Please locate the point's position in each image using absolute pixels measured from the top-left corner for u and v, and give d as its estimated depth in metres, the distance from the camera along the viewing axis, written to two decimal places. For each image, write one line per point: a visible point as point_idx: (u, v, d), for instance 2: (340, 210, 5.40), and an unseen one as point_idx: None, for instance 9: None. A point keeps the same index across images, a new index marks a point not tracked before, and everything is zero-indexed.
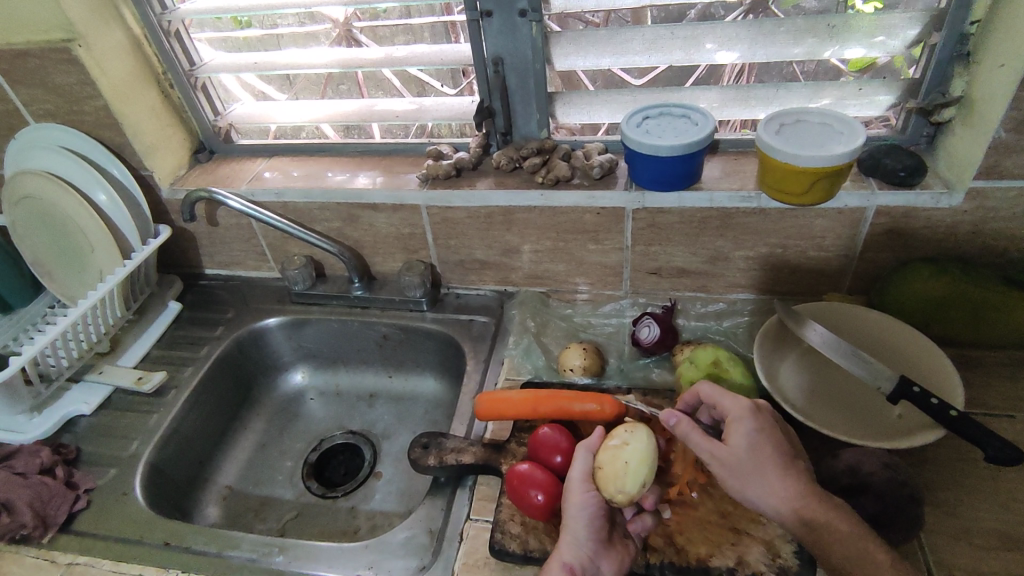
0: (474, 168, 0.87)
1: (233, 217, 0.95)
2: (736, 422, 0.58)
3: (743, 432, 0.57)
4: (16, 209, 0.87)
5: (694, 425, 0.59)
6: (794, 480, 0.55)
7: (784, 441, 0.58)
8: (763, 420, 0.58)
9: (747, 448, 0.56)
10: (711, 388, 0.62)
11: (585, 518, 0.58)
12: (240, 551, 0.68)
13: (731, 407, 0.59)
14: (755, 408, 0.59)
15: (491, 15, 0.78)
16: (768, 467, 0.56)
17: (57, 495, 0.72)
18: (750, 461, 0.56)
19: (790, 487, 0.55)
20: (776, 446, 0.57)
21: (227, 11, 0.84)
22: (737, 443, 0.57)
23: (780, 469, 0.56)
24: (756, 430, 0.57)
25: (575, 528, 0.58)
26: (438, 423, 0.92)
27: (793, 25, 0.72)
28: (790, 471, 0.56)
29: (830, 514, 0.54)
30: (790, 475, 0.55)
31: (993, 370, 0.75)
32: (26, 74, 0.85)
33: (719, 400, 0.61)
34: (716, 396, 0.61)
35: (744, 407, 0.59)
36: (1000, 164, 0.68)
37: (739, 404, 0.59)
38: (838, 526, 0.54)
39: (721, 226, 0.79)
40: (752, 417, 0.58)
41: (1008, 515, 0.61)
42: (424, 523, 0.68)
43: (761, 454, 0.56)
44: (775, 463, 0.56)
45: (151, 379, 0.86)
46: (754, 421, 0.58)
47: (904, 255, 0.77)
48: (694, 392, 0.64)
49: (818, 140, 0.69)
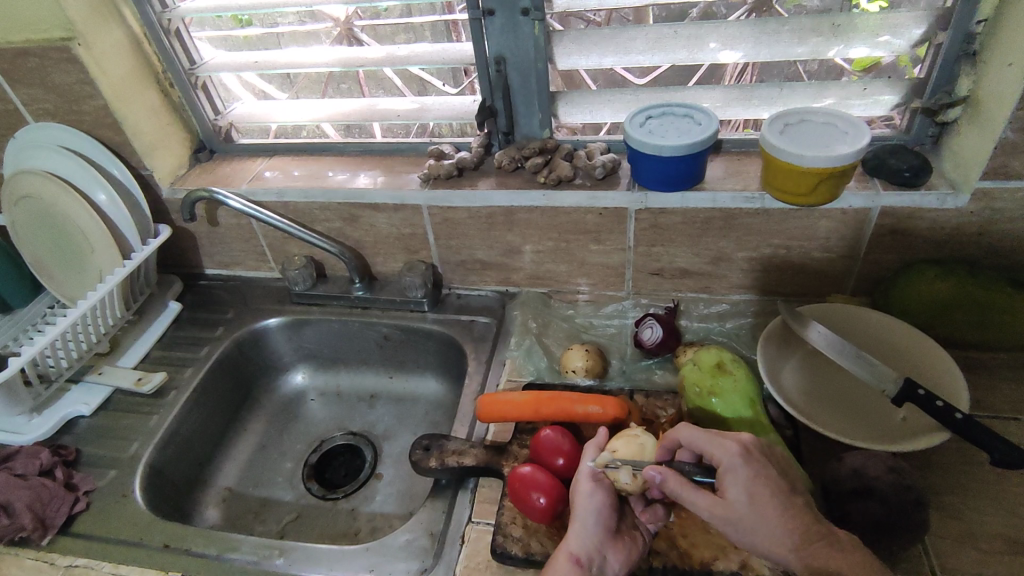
0: (475, 168, 0.87)
1: (233, 217, 0.95)
2: (730, 473, 0.55)
3: (738, 483, 0.55)
4: (16, 209, 0.87)
5: (683, 480, 0.56)
6: (796, 525, 0.54)
7: (780, 481, 0.56)
8: (755, 464, 0.56)
9: (745, 501, 0.54)
10: (695, 434, 0.59)
11: (594, 506, 0.58)
12: (240, 554, 0.67)
13: (720, 455, 0.56)
14: (745, 453, 0.56)
15: (493, 14, 0.78)
16: (768, 518, 0.54)
17: (56, 497, 0.72)
18: (751, 514, 0.54)
19: (793, 536, 0.53)
20: (773, 489, 0.55)
21: (227, 10, 0.84)
22: (736, 498, 0.54)
23: (780, 514, 0.54)
24: (750, 480, 0.55)
25: (583, 517, 0.57)
26: (439, 425, 0.92)
27: (798, 24, 0.71)
28: (792, 518, 0.54)
29: (836, 557, 0.53)
30: (791, 521, 0.54)
31: (998, 372, 0.74)
32: (25, 73, 0.84)
33: (705, 448, 0.58)
34: (700, 443, 0.58)
35: (734, 455, 0.56)
36: (1006, 165, 0.67)
37: (728, 452, 0.56)
38: (846, 571, 0.52)
39: (724, 226, 0.79)
40: (743, 465, 0.55)
41: (1013, 519, 0.61)
42: (425, 526, 0.67)
43: (761, 504, 0.54)
44: (776, 511, 0.54)
45: (150, 379, 0.85)
46: (747, 470, 0.55)
47: (908, 256, 0.77)
48: (671, 438, 0.61)
49: (823, 140, 0.68)
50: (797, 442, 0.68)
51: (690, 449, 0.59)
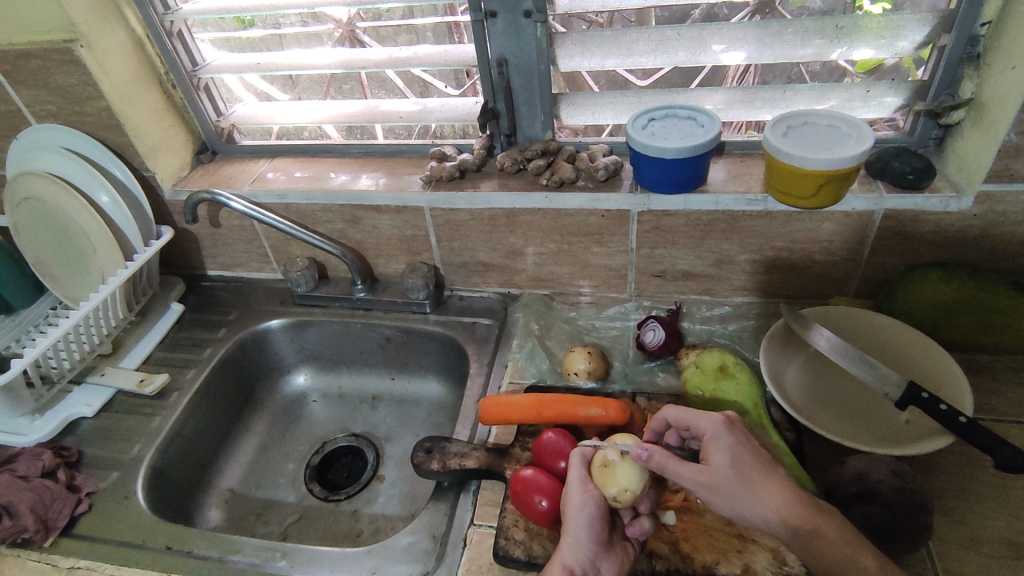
0: (477, 170, 0.87)
1: (235, 218, 0.95)
2: (715, 441, 0.57)
3: (723, 449, 0.57)
4: (18, 212, 0.87)
5: (667, 453, 0.57)
6: (781, 490, 0.55)
7: (762, 453, 0.58)
8: (737, 433, 0.58)
9: (729, 465, 0.56)
10: (680, 411, 0.61)
11: (586, 521, 0.57)
12: (242, 556, 0.67)
13: (704, 426, 0.59)
14: (726, 422, 0.59)
15: (495, 16, 0.77)
16: (753, 484, 0.55)
17: (59, 499, 0.72)
18: (735, 479, 0.55)
19: (779, 500, 0.54)
20: (755, 456, 0.57)
21: (230, 12, 0.84)
22: (720, 462, 0.56)
23: (763, 479, 0.55)
24: (734, 446, 0.57)
25: (576, 530, 0.57)
26: (441, 426, 0.92)
27: (801, 26, 0.71)
28: (777, 483, 0.55)
29: (818, 519, 0.54)
30: (775, 484, 0.55)
31: (1002, 375, 0.74)
32: (28, 75, 0.84)
33: (691, 421, 0.60)
34: (685, 418, 0.61)
35: (717, 423, 0.58)
36: (1010, 167, 0.67)
37: (711, 421, 0.59)
38: (825, 531, 0.53)
39: (726, 229, 0.78)
40: (727, 432, 0.58)
41: (1017, 523, 0.61)
42: (426, 528, 0.67)
43: (745, 471, 0.56)
44: (759, 475, 0.56)
45: (152, 381, 0.86)
46: (730, 436, 0.57)
47: (912, 259, 0.77)
48: (660, 418, 0.63)
49: (826, 143, 0.68)
50: (799, 445, 0.68)
51: (678, 425, 0.61)
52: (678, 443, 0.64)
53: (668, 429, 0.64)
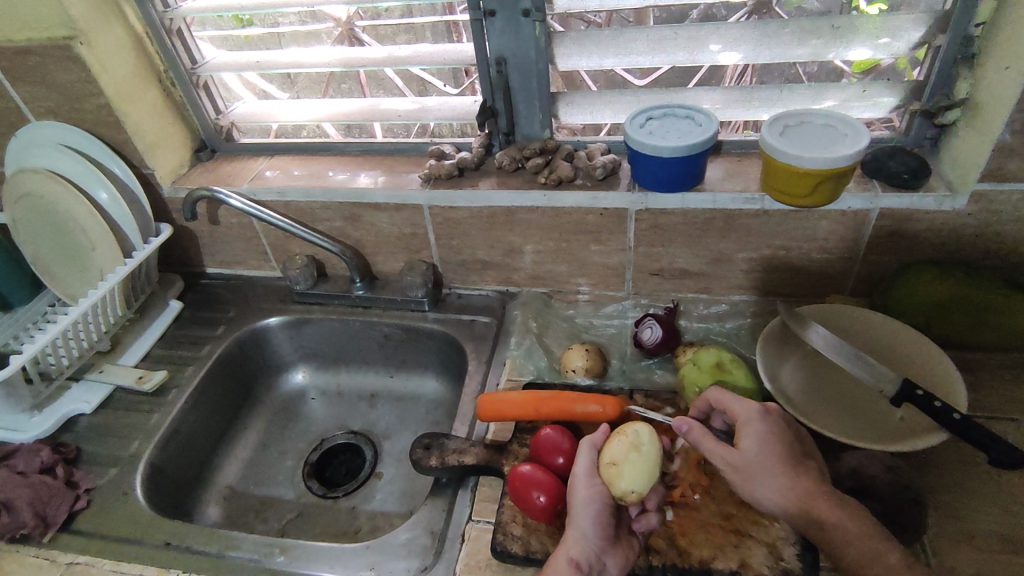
0: (476, 168, 0.87)
1: (234, 216, 0.95)
2: (747, 426, 0.60)
3: (753, 435, 0.59)
4: (18, 208, 0.87)
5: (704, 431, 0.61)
6: (802, 482, 0.56)
7: (795, 444, 0.59)
8: (773, 421, 0.60)
9: (756, 450, 0.58)
10: (721, 393, 0.63)
11: (592, 516, 0.58)
12: (241, 551, 0.68)
13: (741, 412, 0.61)
14: (764, 410, 0.60)
15: (494, 15, 0.78)
16: (777, 472, 0.57)
17: (57, 495, 0.72)
18: (760, 463, 0.58)
19: (799, 488, 0.56)
20: (786, 445, 0.59)
21: (229, 10, 0.84)
22: (749, 448, 0.58)
23: (788, 467, 0.57)
24: (766, 432, 0.59)
25: (581, 524, 0.58)
26: (440, 423, 0.92)
27: (797, 27, 0.72)
28: (800, 473, 0.57)
29: (838, 515, 0.54)
30: (797, 475, 0.57)
31: (996, 373, 0.74)
32: (28, 72, 0.84)
33: (729, 405, 0.62)
34: (724, 401, 0.62)
35: (754, 411, 0.60)
36: (1004, 167, 0.67)
37: (749, 408, 0.61)
38: (846, 526, 0.53)
39: (723, 227, 0.79)
40: (761, 419, 0.59)
41: (1011, 519, 0.61)
42: (425, 524, 0.68)
43: (772, 458, 0.58)
44: (785, 462, 0.58)
45: (151, 377, 0.86)
46: (764, 423, 0.59)
47: (907, 257, 0.77)
48: (702, 399, 0.65)
49: (822, 141, 0.69)
50: None
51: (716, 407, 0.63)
52: (724, 427, 0.66)
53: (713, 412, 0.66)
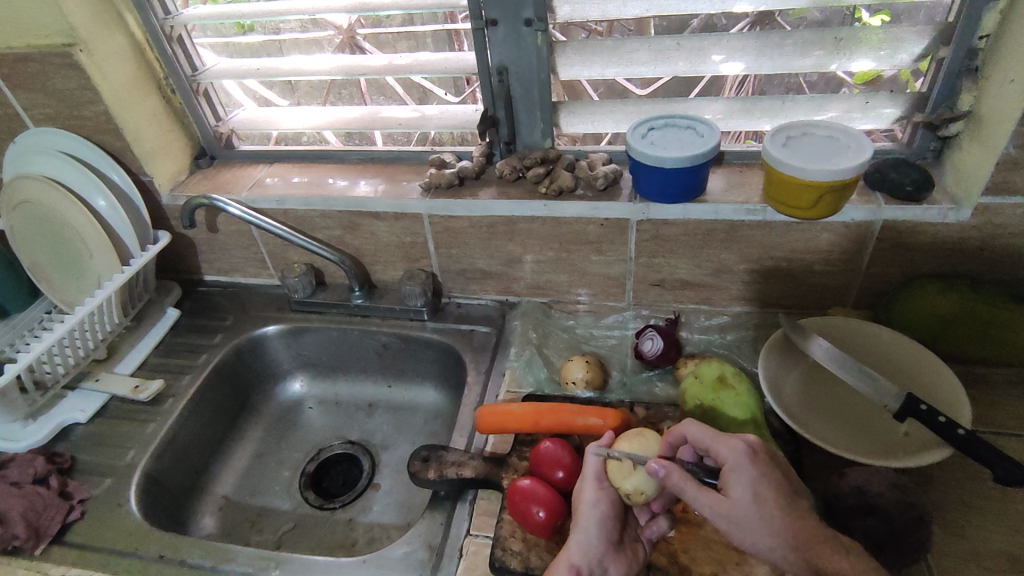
0: (476, 177, 0.86)
1: (233, 224, 0.94)
2: (735, 472, 0.55)
3: (743, 482, 0.54)
4: (16, 214, 0.87)
5: (686, 476, 0.55)
6: (800, 526, 0.53)
7: (784, 484, 0.55)
8: (761, 465, 0.55)
9: (750, 500, 0.53)
10: (700, 431, 0.58)
11: (596, 519, 0.58)
12: (236, 565, 0.67)
13: (726, 454, 0.56)
14: (751, 451, 0.56)
15: (496, 24, 0.77)
16: (773, 521, 0.53)
17: (51, 505, 0.71)
18: (754, 513, 0.53)
19: (797, 537, 0.52)
20: (777, 488, 0.54)
21: (230, 17, 0.83)
22: (740, 496, 0.53)
23: (785, 513, 0.53)
24: (756, 479, 0.54)
25: (586, 527, 0.57)
26: (438, 434, 0.91)
27: (800, 37, 0.71)
28: (796, 519, 0.53)
29: (839, 559, 0.52)
30: (795, 520, 0.53)
31: (1000, 388, 0.74)
32: (27, 79, 0.84)
33: (711, 445, 0.57)
34: (706, 441, 0.57)
35: (741, 454, 0.55)
36: (1008, 180, 0.67)
37: (734, 451, 0.55)
38: (850, 572, 0.52)
39: (725, 239, 0.78)
40: (750, 464, 0.54)
41: (1017, 537, 0.61)
42: (423, 538, 0.67)
43: (765, 504, 0.53)
44: (780, 509, 0.53)
45: (147, 387, 0.85)
46: (753, 469, 0.54)
47: (910, 270, 0.77)
48: (678, 433, 0.60)
49: (825, 154, 0.68)
50: (798, 457, 0.68)
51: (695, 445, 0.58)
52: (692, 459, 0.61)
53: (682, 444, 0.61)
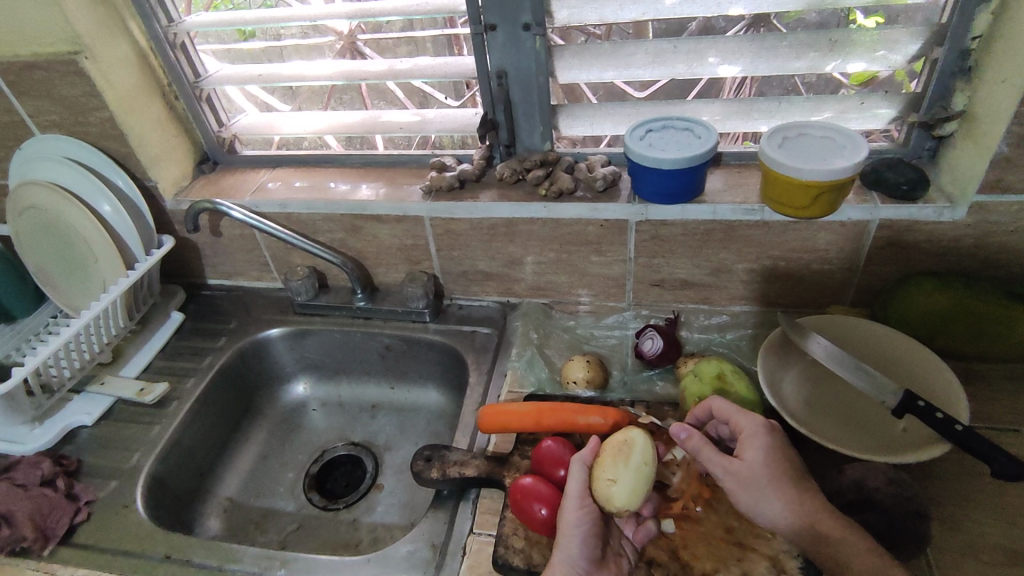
0: (477, 180, 0.87)
1: (236, 228, 0.95)
2: (751, 438, 0.58)
3: (757, 447, 0.58)
4: (21, 220, 0.88)
5: (705, 441, 0.59)
6: (806, 494, 0.55)
7: (797, 458, 0.58)
8: (777, 437, 0.59)
9: (762, 463, 0.57)
10: (726, 403, 0.62)
11: (580, 538, 0.57)
12: (241, 565, 0.67)
13: (745, 423, 0.60)
14: (769, 425, 0.59)
15: (495, 29, 0.78)
16: (781, 487, 0.56)
17: (58, 507, 0.72)
18: (765, 474, 0.56)
19: (805, 505, 0.55)
20: (788, 458, 0.58)
21: (232, 24, 0.84)
22: (752, 458, 0.57)
23: (794, 485, 0.56)
24: (769, 447, 0.58)
25: (568, 546, 0.57)
26: (441, 434, 0.92)
27: (795, 39, 0.72)
28: (803, 489, 0.56)
29: (840, 527, 0.53)
30: (800, 487, 0.56)
31: (997, 384, 0.75)
32: (33, 86, 0.85)
33: (733, 416, 0.61)
34: (728, 413, 0.61)
35: (760, 424, 0.59)
36: (1003, 178, 0.68)
37: (754, 420, 0.59)
38: (851, 541, 0.53)
39: (723, 239, 0.79)
40: (766, 432, 0.58)
41: (1014, 531, 0.61)
42: (426, 537, 0.67)
43: (775, 471, 0.56)
44: (788, 475, 0.56)
45: (153, 390, 0.86)
46: (768, 437, 0.58)
47: (907, 268, 0.77)
48: (704, 408, 0.64)
49: (821, 153, 0.69)
50: (797, 453, 0.69)
51: (719, 417, 0.62)
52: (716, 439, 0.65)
53: (709, 420, 0.65)
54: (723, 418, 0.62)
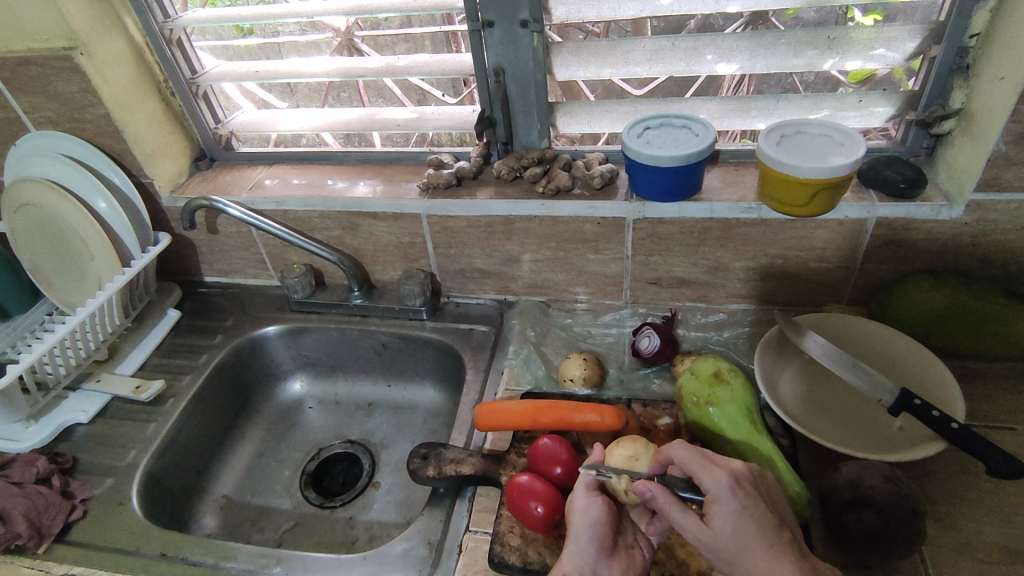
0: (474, 177, 0.87)
1: (232, 225, 0.95)
2: (717, 504, 0.52)
3: (725, 515, 0.52)
4: (17, 217, 0.88)
5: (670, 500, 0.54)
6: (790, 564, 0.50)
7: (771, 518, 0.52)
8: (745, 498, 0.52)
9: (731, 533, 0.51)
10: (686, 454, 0.56)
11: (587, 528, 0.56)
12: (236, 563, 0.67)
13: (709, 484, 0.53)
14: (735, 483, 0.53)
15: (492, 26, 0.78)
16: (758, 558, 0.50)
17: (53, 505, 0.72)
18: (736, 548, 0.51)
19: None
20: (763, 523, 0.52)
21: (228, 20, 0.84)
22: (720, 528, 0.52)
23: (771, 555, 0.50)
24: (737, 512, 0.52)
25: (576, 537, 0.57)
26: (437, 433, 0.92)
27: (793, 37, 0.72)
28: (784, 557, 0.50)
29: None
30: (777, 555, 0.50)
31: (995, 382, 0.75)
32: (28, 82, 0.85)
33: (695, 471, 0.55)
34: (691, 466, 0.55)
35: (723, 485, 0.53)
36: (1001, 176, 0.68)
37: (718, 481, 0.53)
38: None
39: (721, 236, 0.79)
40: (732, 496, 0.52)
41: (1011, 530, 0.61)
42: (423, 535, 0.67)
43: (747, 541, 0.51)
44: (764, 547, 0.51)
45: (148, 388, 0.85)
46: (735, 502, 0.52)
47: (904, 266, 0.77)
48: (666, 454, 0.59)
49: (818, 152, 0.69)
50: (794, 452, 0.69)
51: (683, 467, 0.56)
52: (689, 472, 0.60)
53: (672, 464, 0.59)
54: (687, 470, 0.56)
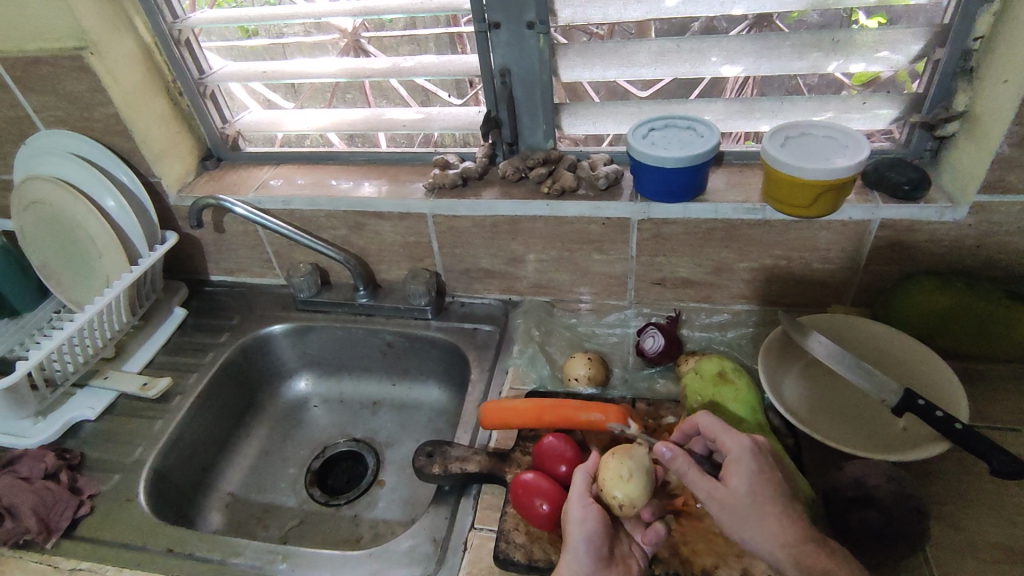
0: (479, 177, 0.87)
1: (239, 224, 0.96)
2: (737, 463, 0.56)
3: (743, 474, 0.55)
4: (26, 215, 0.88)
5: (690, 460, 0.57)
6: (795, 526, 0.53)
7: (783, 482, 0.56)
8: (763, 461, 0.56)
9: (747, 490, 0.54)
10: (712, 421, 0.60)
11: (584, 537, 0.57)
12: (243, 559, 0.68)
13: (732, 445, 0.57)
14: (755, 447, 0.57)
15: (499, 27, 0.79)
16: (769, 516, 0.53)
17: (61, 500, 0.72)
18: (750, 504, 0.54)
19: (792, 535, 0.53)
20: (775, 487, 0.55)
21: (236, 20, 0.85)
22: (737, 485, 0.55)
23: (780, 514, 0.54)
24: (756, 471, 0.55)
25: (574, 545, 0.57)
26: (442, 431, 0.93)
27: (798, 40, 0.73)
28: (791, 518, 0.54)
29: (829, 561, 0.52)
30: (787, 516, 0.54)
31: (998, 383, 0.75)
32: (39, 82, 0.85)
33: (719, 435, 0.59)
34: (715, 431, 0.59)
35: (746, 448, 0.56)
36: (1005, 178, 0.68)
37: (740, 443, 0.57)
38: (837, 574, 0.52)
39: (725, 237, 0.80)
40: (753, 457, 0.56)
41: (1013, 529, 0.62)
42: (428, 532, 0.68)
43: (760, 498, 0.54)
44: (775, 506, 0.54)
45: (155, 385, 0.86)
46: (754, 462, 0.56)
47: (908, 268, 0.78)
48: (692, 423, 0.62)
49: (823, 153, 0.69)
50: (798, 451, 0.69)
51: (706, 435, 0.60)
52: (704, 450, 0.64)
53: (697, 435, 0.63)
54: (711, 435, 0.59)
